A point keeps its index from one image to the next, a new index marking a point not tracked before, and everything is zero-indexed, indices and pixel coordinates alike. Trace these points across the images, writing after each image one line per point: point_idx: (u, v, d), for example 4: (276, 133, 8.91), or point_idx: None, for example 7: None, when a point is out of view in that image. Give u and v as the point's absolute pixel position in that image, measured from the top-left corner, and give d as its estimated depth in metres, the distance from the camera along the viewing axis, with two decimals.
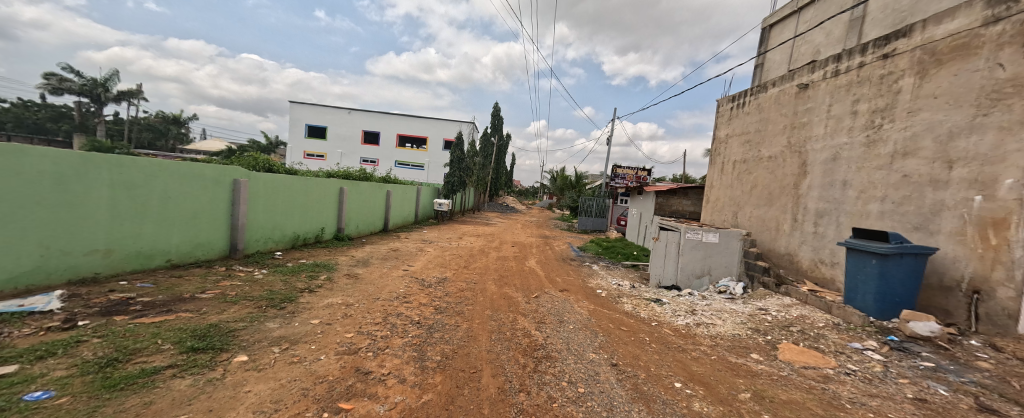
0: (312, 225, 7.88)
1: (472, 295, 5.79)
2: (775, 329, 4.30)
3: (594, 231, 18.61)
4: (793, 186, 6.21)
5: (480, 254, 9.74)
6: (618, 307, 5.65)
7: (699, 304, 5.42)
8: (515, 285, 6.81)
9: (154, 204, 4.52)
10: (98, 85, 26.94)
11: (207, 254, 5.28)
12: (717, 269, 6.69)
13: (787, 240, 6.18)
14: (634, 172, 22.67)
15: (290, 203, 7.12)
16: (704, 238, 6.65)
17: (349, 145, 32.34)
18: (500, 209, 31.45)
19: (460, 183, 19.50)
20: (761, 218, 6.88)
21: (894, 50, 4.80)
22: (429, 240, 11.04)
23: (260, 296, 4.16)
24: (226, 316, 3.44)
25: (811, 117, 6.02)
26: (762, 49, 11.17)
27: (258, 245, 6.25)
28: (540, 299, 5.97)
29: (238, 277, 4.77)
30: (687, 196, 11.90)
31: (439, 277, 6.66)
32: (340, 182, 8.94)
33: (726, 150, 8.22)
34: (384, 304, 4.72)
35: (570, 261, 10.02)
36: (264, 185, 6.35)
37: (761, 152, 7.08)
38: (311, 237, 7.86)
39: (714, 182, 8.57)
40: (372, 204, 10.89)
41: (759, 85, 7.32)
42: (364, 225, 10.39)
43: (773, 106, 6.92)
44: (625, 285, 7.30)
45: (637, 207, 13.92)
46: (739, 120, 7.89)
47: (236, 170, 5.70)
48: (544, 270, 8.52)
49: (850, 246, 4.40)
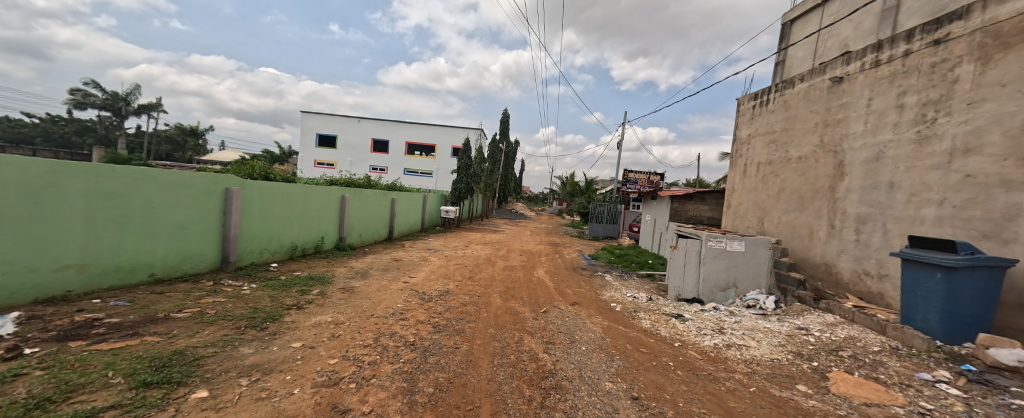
0: (312, 235, 7.62)
1: (476, 310, 5.35)
2: (821, 353, 3.73)
3: (605, 238, 17.97)
4: (829, 189, 5.63)
5: (486, 264, 9.30)
6: (635, 324, 5.12)
7: (727, 321, 4.86)
8: (523, 298, 6.34)
9: (138, 215, 4.24)
10: (120, 99, 27.72)
11: (195, 267, 4.99)
12: (744, 282, 6.11)
13: (824, 249, 5.57)
14: (646, 177, 22.03)
15: (287, 212, 6.83)
16: (728, 247, 6.11)
17: (359, 154, 32.53)
18: (509, 216, 31.05)
19: (468, 190, 19.20)
20: (791, 225, 6.28)
21: (947, 35, 4.25)
22: (434, 249, 10.68)
23: (242, 315, 3.80)
24: (196, 340, 3.09)
25: (847, 113, 5.46)
26: (782, 45, 10.59)
27: (252, 256, 5.96)
28: (549, 314, 5.49)
29: (224, 292, 4.44)
30: (705, 201, 11.29)
31: (441, 290, 6.25)
32: (342, 190, 8.70)
33: (749, 151, 7.65)
34: (377, 321, 4.32)
35: (581, 270, 9.48)
36: (260, 194, 6.08)
37: (789, 153, 6.51)
38: (310, 247, 7.57)
39: (736, 186, 8.00)
40: (376, 212, 10.62)
41: (785, 81, 6.77)
42: (367, 234, 10.10)
43: (802, 103, 6.36)
44: (642, 297, 6.76)
45: (650, 213, 13.32)
46: (762, 120, 7.33)
47: (228, 179, 5.43)
48: (554, 281, 8.03)
49: (907, 257, 3.82)
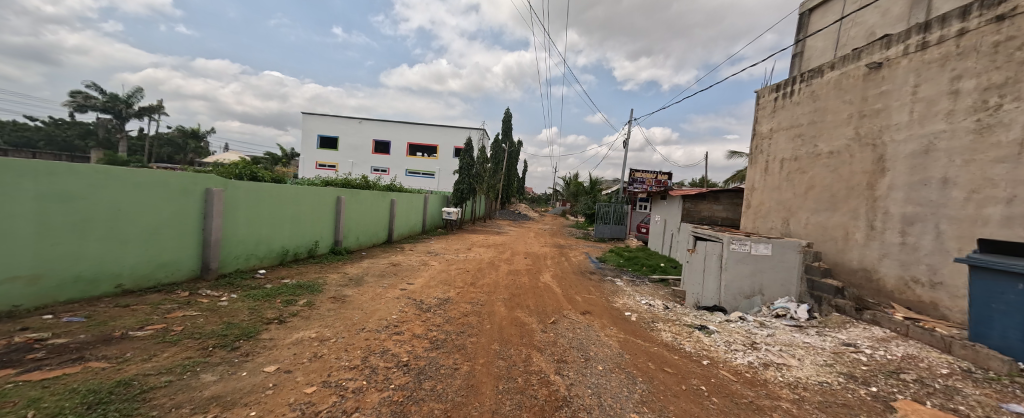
0: (305, 238, 7.17)
1: (478, 322, 4.87)
2: (879, 376, 3.21)
3: (612, 240, 17.44)
4: (867, 186, 5.10)
5: (490, 268, 8.83)
6: (654, 336, 4.62)
7: (759, 335, 4.34)
8: (529, 307, 5.85)
9: (103, 219, 3.80)
10: (120, 101, 27.57)
11: (170, 276, 4.53)
12: (771, 288, 5.59)
13: (862, 253, 5.05)
14: (653, 176, 21.48)
15: (277, 214, 6.40)
16: (753, 251, 5.59)
17: (360, 155, 32.22)
18: (512, 217, 30.59)
19: (469, 191, 18.74)
20: (822, 226, 5.75)
21: (1014, 9, 3.73)
22: (434, 252, 10.23)
23: (212, 332, 3.34)
24: (151, 366, 2.62)
25: (888, 102, 4.93)
26: (800, 36, 10.04)
27: (236, 263, 5.52)
28: (558, 325, 5.00)
29: (198, 305, 3.99)
30: (719, 201, 10.76)
31: (440, 298, 5.79)
32: (337, 191, 8.26)
33: (771, 146, 7.13)
34: (368, 337, 3.85)
35: (589, 275, 8.98)
36: (246, 195, 5.65)
37: (819, 148, 5.99)
38: (303, 250, 7.13)
39: (756, 184, 7.47)
40: (374, 214, 10.18)
41: (812, 70, 6.25)
42: (365, 237, 9.66)
43: (832, 93, 5.83)
44: (657, 304, 6.25)
45: (660, 214, 12.78)
46: (786, 112, 6.80)
47: (209, 179, 5.00)
48: (561, 287, 7.54)
49: (977, 264, 3.29)
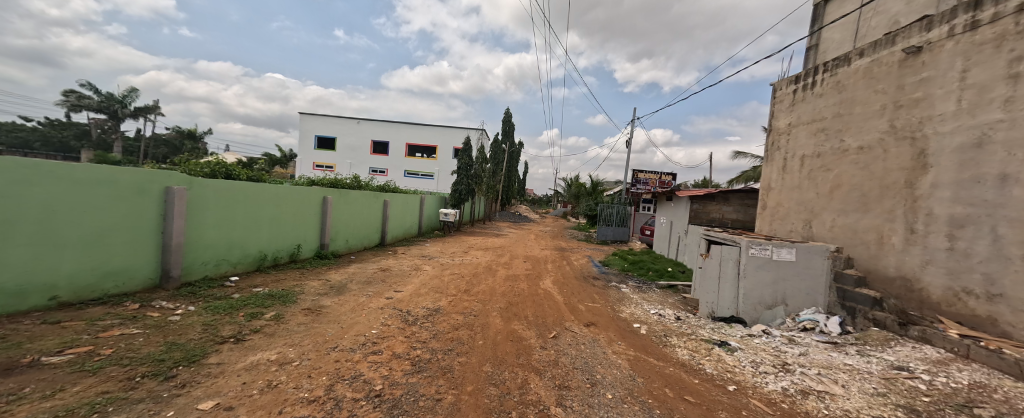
0: (286, 241, 6.65)
1: (469, 337, 4.33)
2: (947, 412, 2.65)
3: (614, 242, 16.88)
4: (905, 184, 4.55)
5: (487, 273, 8.29)
6: (669, 354, 4.07)
7: (791, 354, 3.79)
8: (527, 318, 5.31)
9: (32, 221, 3.29)
10: (115, 100, 27.19)
11: (120, 286, 4.01)
12: (795, 298, 5.06)
13: (901, 259, 4.49)
14: (657, 176, 20.91)
15: (253, 215, 5.89)
16: (775, 256, 5.11)
17: (359, 155, 31.81)
18: (512, 218, 30.07)
19: (468, 192, 18.23)
20: (852, 229, 5.20)
21: None
22: (429, 256, 9.70)
23: (147, 356, 2.80)
24: (47, 407, 2.09)
25: (929, 91, 4.39)
26: (815, 28, 9.51)
27: (204, 269, 5.00)
28: (559, 340, 4.46)
29: (144, 321, 3.46)
30: (729, 202, 10.21)
31: (429, 308, 5.25)
32: (324, 191, 7.74)
33: (790, 142, 6.59)
34: (339, 358, 3.31)
35: (593, 280, 8.42)
36: (215, 194, 5.12)
37: (846, 143, 5.45)
38: (284, 254, 6.60)
39: (773, 183, 6.93)
40: (366, 215, 9.66)
41: (837, 58, 5.72)
42: (354, 239, 9.13)
43: (861, 82, 5.30)
44: (668, 315, 5.70)
45: (666, 216, 12.23)
46: (807, 105, 6.26)
47: (170, 176, 4.50)
48: (563, 294, 6.99)
49: None
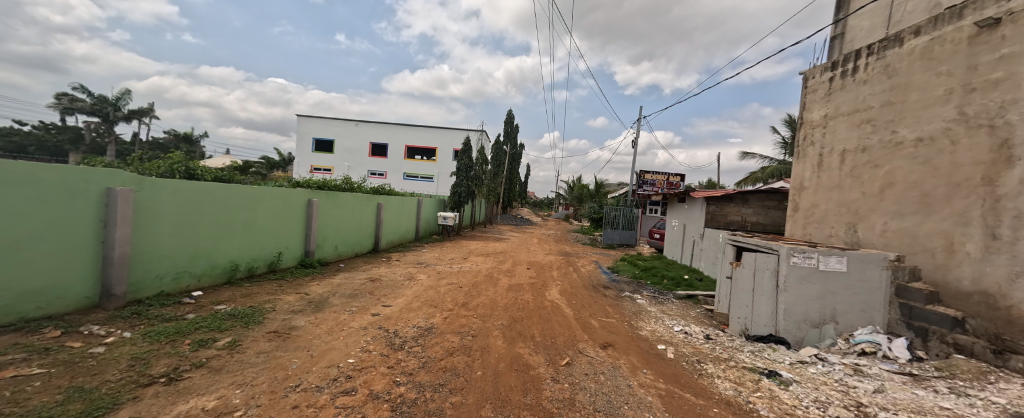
0: (264, 249, 5.96)
1: (466, 365, 3.61)
2: None
3: (621, 246, 16.14)
4: (983, 181, 3.83)
5: (487, 282, 7.57)
6: (709, 389, 3.32)
7: (865, 391, 3.05)
8: (534, 337, 4.59)
9: None
10: (108, 104, 26.80)
11: (44, 307, 3.30)
12: (847, 315, 4.33)
13: (981, 270, 3.77)
14: (664, 178, 20.15)
15: (222, 220, 5.18)
16: (822, 266, 4.43)
17: (357, 158, 31.21)
18: (513, 221, 29.36)
19: (468, 194, 17.55)
20: (911, 234, 4.47)
21: None
22: (424, 263, 8.98)
23: (31, 411, 2.09)
24: None
25: (1013, 69, 3.68)
26: (840, 15, 8.79)
27: (158, 284, 4.30)
28: (574, 368, 3.74)
29: (56, 355, 2.73)
30: (748, 203, 9.48)
31: (420, 327, 4.53)
32: (309, 193, 7.07)
33: (827, 136, 5.88)
34: (299, 403, 2.59)
35: (603, 290, 7.69)
36: (172, 197, 4.43)
37: (899, 135, 4.75)
38: (261, 264, 5.90)
39: (807, 182, 6.21)
40: (357, 219, 8.97)
41: (886, 38, 5.01)
42: (345, 245, 8.44)
43: (918, 64, 4.60)
44: (696, 333, 4.95)
45: (678, 218, 11.50)
46: (847, 95, 5.58)
47: (114, 175, 3.81)
48: (572, 306, 6.27)
49: None
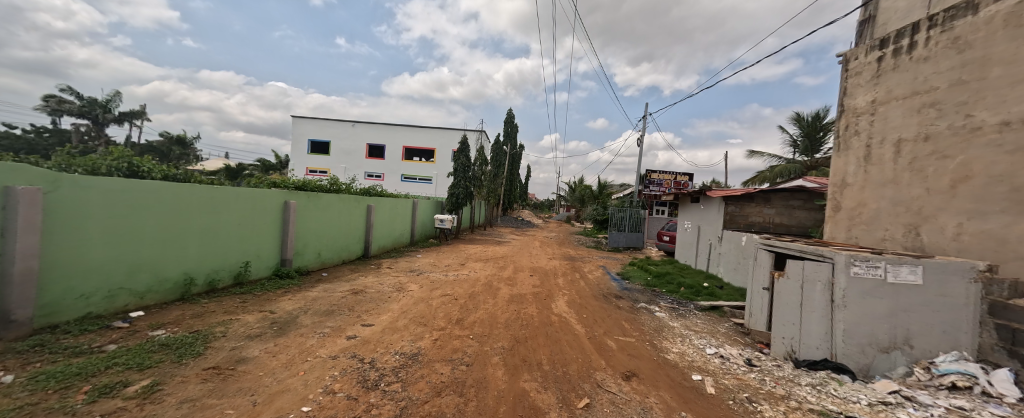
0: (228, 259, 5.18)
1: (458, 410, 2.80)
2: None
3: (627, 249, 15.32)
4: None
5: (486, 293, 6.77)
6: None
7: None
8: (542, 365, 3.79)
9: None
10: (98, 105, 26.11)
11: None
12: (924, 338, 3.56)
13: None
14: (671, 177, 19.32)
15: (173, 225, 4.40)
16: (891, 278, 3.65)
17: (353, 160, 30.47)
18: (514, 224, 28.56)
19: (466, 196, 16.76)
20: (999, 237, 3.69)
21: None
22: (417, 271, 8.19)
23: None
24: None
25: None
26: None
27: (84, 304, 3.52)
28: (595, 411, 2.94)
29: None
30: (770, 203, 8.69)
31: (404, 354, 3.73)
32: (286, 194, 6.29)
33: (877, 124, 5.10)
34: None
35: (616, 300, 6.91)
36: (104, 199, 3.67)
37: (976, 120, 3.98)
38: (225, 276, 5.12)
39: (852, 178, 5.43)
40: (343, 223, 8.18)
41: (956, 6, 4.25)
42: (329, 252, 7.67)
43: (1001, 34, 3.84)
44: (735, 357, 4.15)
45: (691, 220, 10.70)
46: (903, 76, 4.81)
47: (17, 171, 3.04)
48: (583, 322, 5.47)
49: None
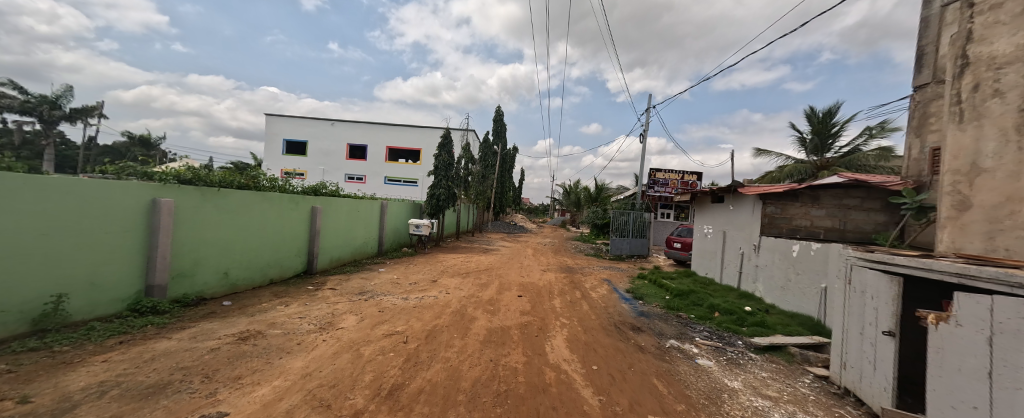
0: (13, 291, 3.12)
1: None
2: None
3: (631, 257, 13.47)
4: None
5: (454, 328, 4.81)
6: None
7: None
8: None
9: None
10: (46, 101, 23.56)
11: None
12: None
13: None
14: (678, 177, 17.52)
15: None
16: None
17: (333, 161, 28.39)
18: (505, 228, 26.70)
19: (449, 197, 14.79)
20: None
21: None
22: (368, 294, 6.20)
23: None
24: None
25: None
26: None
27: None
28: None
29: None
30: (820, 202, 6.89)
31: None
32: (156, 189, 4.29)
33: None
34: None
35: (635, 335, 5.00)
36: None
37: None
38: (7, 319, 3.08)
39: (995, 159, 3.62)
40: (268, 230, 6.15)
41: None
42: (242, 271, 5.65)
43: None
44: None
45: (715, 223, 8.84)
46: None
47: None
48: (592, 381, 3.55)
49: None
